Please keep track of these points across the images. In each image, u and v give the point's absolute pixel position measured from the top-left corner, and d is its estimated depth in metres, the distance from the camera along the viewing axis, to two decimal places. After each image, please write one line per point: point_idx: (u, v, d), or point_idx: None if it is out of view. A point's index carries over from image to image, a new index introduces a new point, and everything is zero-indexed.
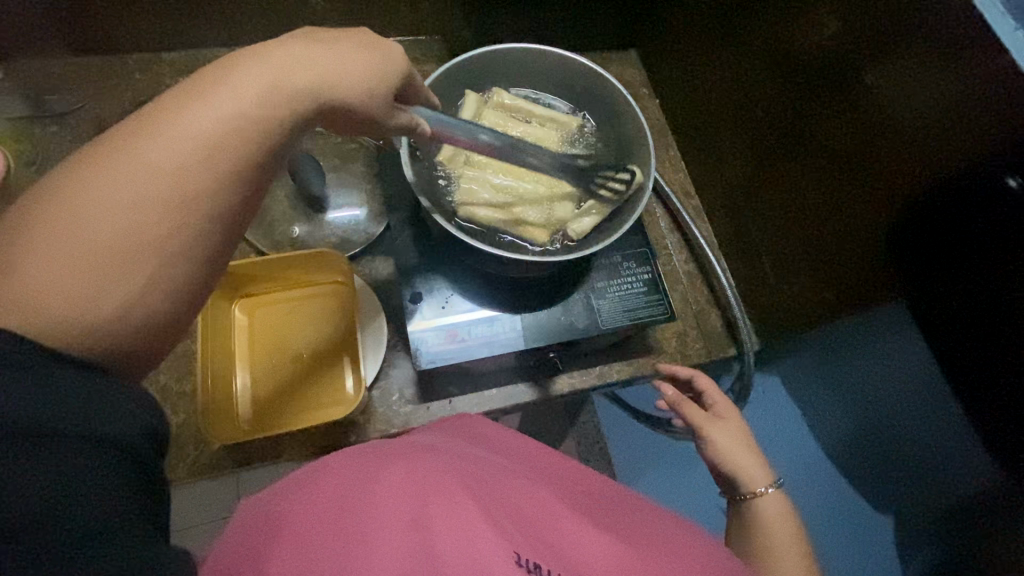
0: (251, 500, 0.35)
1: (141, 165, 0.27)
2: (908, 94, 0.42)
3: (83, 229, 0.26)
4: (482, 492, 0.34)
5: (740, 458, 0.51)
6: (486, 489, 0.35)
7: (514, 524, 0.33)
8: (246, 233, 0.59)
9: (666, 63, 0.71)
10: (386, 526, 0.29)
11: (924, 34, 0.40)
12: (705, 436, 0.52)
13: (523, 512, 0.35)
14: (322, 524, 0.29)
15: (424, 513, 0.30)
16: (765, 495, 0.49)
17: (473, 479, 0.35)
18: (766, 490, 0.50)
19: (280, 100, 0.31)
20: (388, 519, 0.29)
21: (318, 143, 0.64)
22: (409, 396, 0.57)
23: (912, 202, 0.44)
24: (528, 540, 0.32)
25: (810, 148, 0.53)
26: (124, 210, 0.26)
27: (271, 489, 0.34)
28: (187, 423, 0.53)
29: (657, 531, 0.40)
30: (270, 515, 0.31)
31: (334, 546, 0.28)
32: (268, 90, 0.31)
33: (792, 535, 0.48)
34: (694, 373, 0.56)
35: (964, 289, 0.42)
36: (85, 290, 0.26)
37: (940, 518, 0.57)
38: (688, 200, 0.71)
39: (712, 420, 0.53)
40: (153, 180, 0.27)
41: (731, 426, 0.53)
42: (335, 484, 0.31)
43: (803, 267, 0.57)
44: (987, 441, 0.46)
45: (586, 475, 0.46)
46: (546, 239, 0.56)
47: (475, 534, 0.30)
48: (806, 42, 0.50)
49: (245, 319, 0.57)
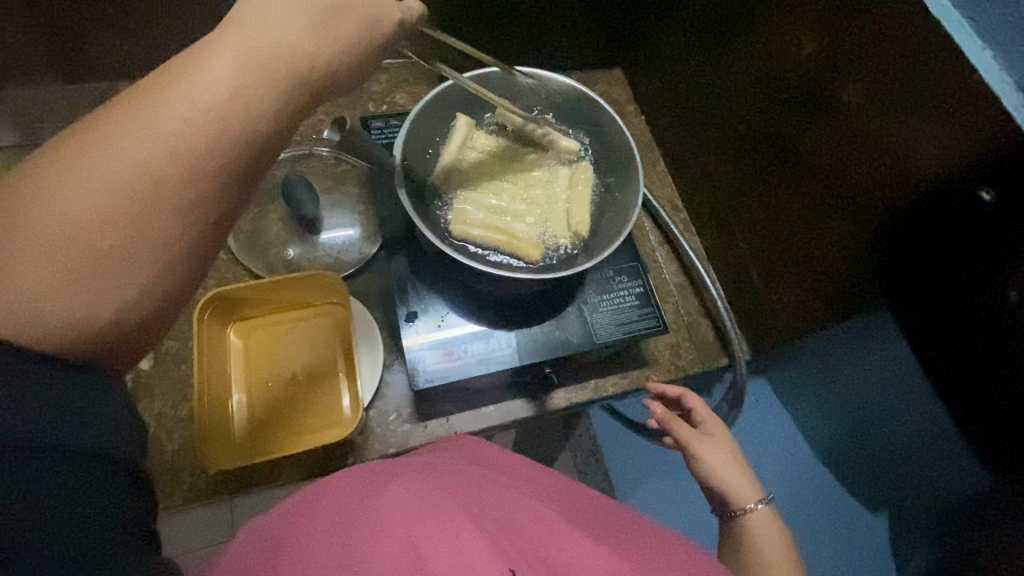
0: (252, 526, 0.35)
1: (128, 147, 0.27)
2: (886, 108, 0.44)
3: (71, 210, 0.26)
4: (479, 514, 0.34)
5: (728, 474, 0.51)
6: (484, 512, 0.35)
7: (510, 543, 0.33)
8: (242, 257, 0.60)
9: (651, 82, 0.73)
10: (382, 547, 0.29)
11: (898, 54, 0.42)
12: (695, 453, 0.53)
13: (519, 530, 0.35)
14: (320, 547, 0.29)
15: (419, 534, 0.30)
16: (755, 511, 0.50)
17: (469, 503, 0.35)
18: (756, 506, 0.50)
19: (272, 76, 0.30)
20: (385, 540, 0.30)
21: (312, 165, 0.65)
22: (406, 415, 0.57)
23: (894, 213, 0.45)
24: (524, 557, 0.32)
25: (793, 160, 0.54)
26: (95, 195, 0.26)
27: (272, 513, 0.35)
28: (183, 449, 0.52)
29: (656, 547, 0.40)
30: (268, 541, 0.31)
31: (335, 561, 0.29)
32: (245, 51, 0.30)
33: (782, 547, 0.48)
34: (683, 391, 0.56)
35: (943, 299, 0.44)
36: (64, 291, 0.26)
37: (933, 526, 0.57)
38: (675, 213, 0.72)
39: (699, 438, 0.53)
40: (144, 158, 0.27)
41: (718, 442, 0.53)
42: (334, 508, 0.32)
43: (790, 276, 0.58)
44: (975, 445, 0.46)
45: (583, 493, 0.46)
46: (540, 256, 0.56)
47: (470, 552, 0.30)
48: (786, 60, 0.52)
49: (241, 341, 0.56)
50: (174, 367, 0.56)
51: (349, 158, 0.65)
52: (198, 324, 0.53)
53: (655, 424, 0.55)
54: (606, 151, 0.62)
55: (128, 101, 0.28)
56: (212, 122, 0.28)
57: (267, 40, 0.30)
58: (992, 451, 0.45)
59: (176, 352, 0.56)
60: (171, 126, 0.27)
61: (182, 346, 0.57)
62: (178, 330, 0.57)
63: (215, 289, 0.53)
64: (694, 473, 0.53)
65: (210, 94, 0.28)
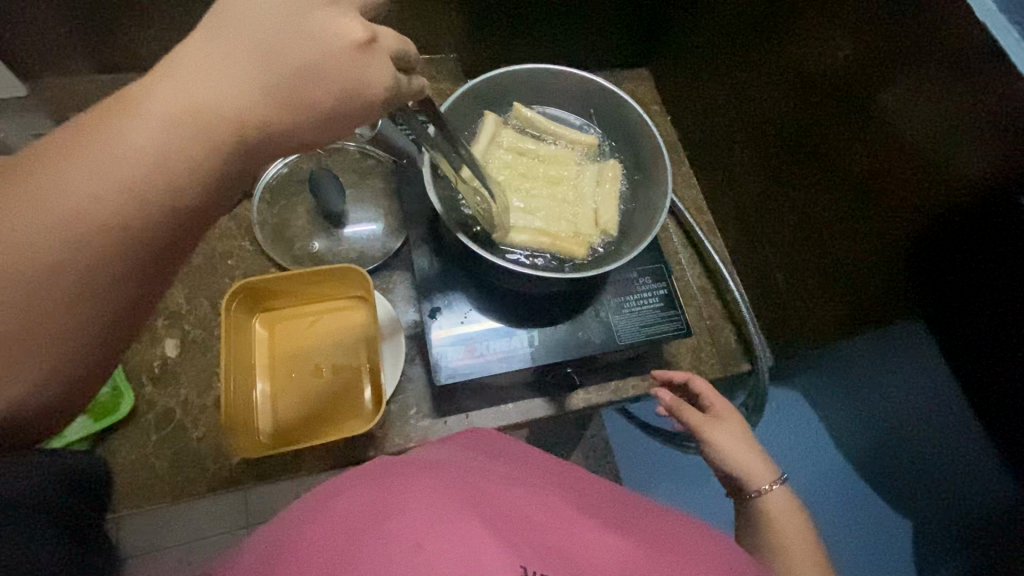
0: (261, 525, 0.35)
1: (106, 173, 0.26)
2: (922, 115, 0.43)
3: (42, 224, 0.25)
4: (488, 507, 0.33)
5: (742, 458, 0.50)
6: (493, 504, 0.34)
7: (519, 535, 0.32)
8: (267, 249, 0.60)
9: (678, 81, 0.73)
10: (390, 548, 0.29)
11: (938, 58, 0.41)
12: (705, 439, 0.52)
13: (531, 521, 0.34)
14: (329, 550, 0.29)
15: (427, 534, 0.29)
16: (771, 492, 0.49)
17: (478, 495, 0.34)
18: (772, 488, 0.49)
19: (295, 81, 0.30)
20: (393, 542, 0.29)
21: (337, 159, 0.66)
22: (426, 410, 0.57)
23: (928, 221, 0.44)
24: (534, 550, 0.31)
25: (824, 166, 0.53)
26: (37, 229, 0.25)
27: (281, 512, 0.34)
28: (207, 437, 0.53)
29: (669, 531, 0.38)
30: (280, 542, 0.30)
31: (343, 560, 0.28)
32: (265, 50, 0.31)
33: (804, 539, 0.47)
34: (689, 377, 0.55)
35: (972, 311, 0.43)
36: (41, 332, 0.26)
37: (960, 537, 0.56)
38: (700, 215, 0.72)
39: (710, 422, 0.52)
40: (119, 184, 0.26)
41: (730, 426, 0.52)
42: (347, 507, 0.31)
43: (817, 282, 0.57)
44: (1007, 458, 0.45)
45: (589, 478, 0.45)
46: (583, 253, 0.57)
47: (478, 548, 0.29)
48: (820, 62, 0.51)
49: (265, 332, 0.57)
50: (199, 356, 0.57)
51: (375, 152, 0.66)
52: (227, 314, 0.53)
53: (665, 412, 0.54)
54: (633, 154, 0.61)
55: (40, 153, 0.27)
56: (158, 151, 0.27)
57: (260, 114, 0.29)
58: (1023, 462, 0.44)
59: (201, 340, 0.57)
60: (115, 181, 0.26)
61: (207, 335, 0.58)
62: (204, 319, 0.58)
63: (241, 280, 0.53)
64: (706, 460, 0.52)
65: (154, 131, 0.27)
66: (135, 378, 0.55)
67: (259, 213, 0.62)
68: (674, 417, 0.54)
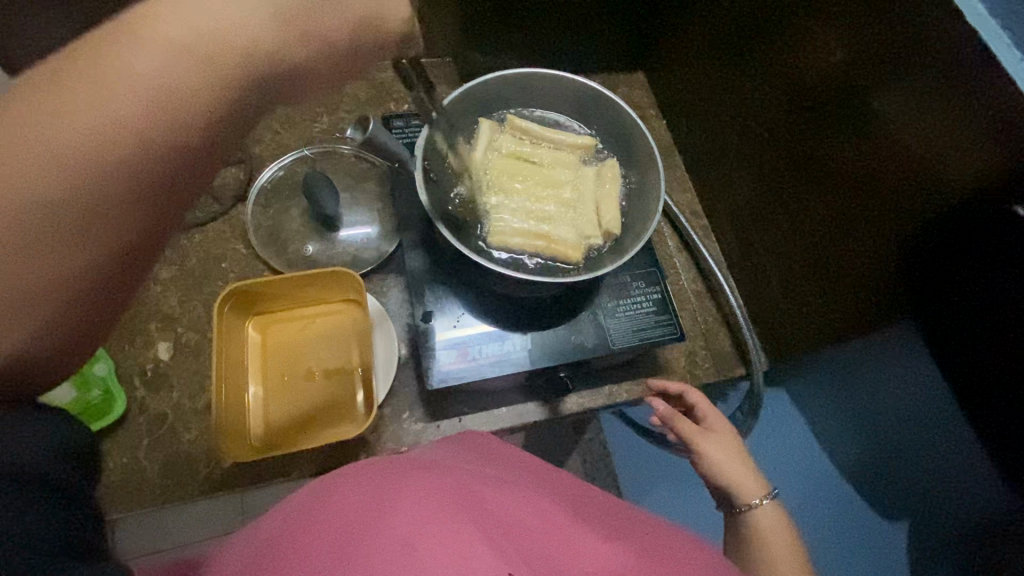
0: (248, 527, 0.35)
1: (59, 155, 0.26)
2: (914, 119, 0.43)
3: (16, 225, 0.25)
4: (478, 510, 0.33)
5: (733, 471, 0.50)
6: (482, 506, 0.34)
7: (508, 539, 0.32)
8: (261, 251, 0.60)
9: (674, 86, 0.73)
10: (378, 550, 0.28)
11: (927, 66, 0.41)
12: (697, 449, 0.51)
13: (518, 524, 0.34)
14: (315, 553, 0.29)
15: (418, 534, 0.29)
16: (759, 507, 0.48)
17: (468, 497, 0.34)
18: (761, 502, 0.49)
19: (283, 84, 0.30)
20: (380, 544, 0.29)
21: (332, 162, 0.66)
22: (419, 414, 0.57)
23: (922, 226, 0.44)
24: (522, 554, 0.31)
25: (818, 170, 0.53)
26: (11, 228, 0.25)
27: (269, 514, 0.34)
28: (198, 441, 0.53)
29: (659, 538, 0.38)
30: (267, 544, 0.30)
31: (329, 562, 0.28)
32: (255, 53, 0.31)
33: (792, 548, 0.47)
34: (684, 388, 0.56)
35: (967, 316, 0.43)
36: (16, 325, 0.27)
37: (955, 542, 0.56)
38: (695, 219, 0.72)
39: (702, 434, 0.52)
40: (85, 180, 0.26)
41: (722, 438, 0.52)
42: (332, 510, 0.31)
43: (812, 287, 0.57)
44: (1000, 463, 0.45)
45: (580, 484, 0.44)
46: (579, 257, 0.56)
47: (468, 551, 0.29)
48: (813, 67, 0.51)
49: (258, 336, 0.57)
50: (192, 359, 0.56)
51: (369, 156, 0.66)
52: (219, 318, 0.53)
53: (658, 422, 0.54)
54: (628, 155, 0.61)
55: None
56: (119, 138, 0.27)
57: None
58: (1014, 467, 0.43)
59: (194, 344, 0.57)
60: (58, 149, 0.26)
61: (199, 337, 0.58)
62: (197, 323, 0.58)
63: (233, 284, 0.53)
64: (697, 470, 0.52)
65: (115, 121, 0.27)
66: (127, 381, 0.55)
67: (254, 216, 0.62)
68: (667, 427, 0.53)
